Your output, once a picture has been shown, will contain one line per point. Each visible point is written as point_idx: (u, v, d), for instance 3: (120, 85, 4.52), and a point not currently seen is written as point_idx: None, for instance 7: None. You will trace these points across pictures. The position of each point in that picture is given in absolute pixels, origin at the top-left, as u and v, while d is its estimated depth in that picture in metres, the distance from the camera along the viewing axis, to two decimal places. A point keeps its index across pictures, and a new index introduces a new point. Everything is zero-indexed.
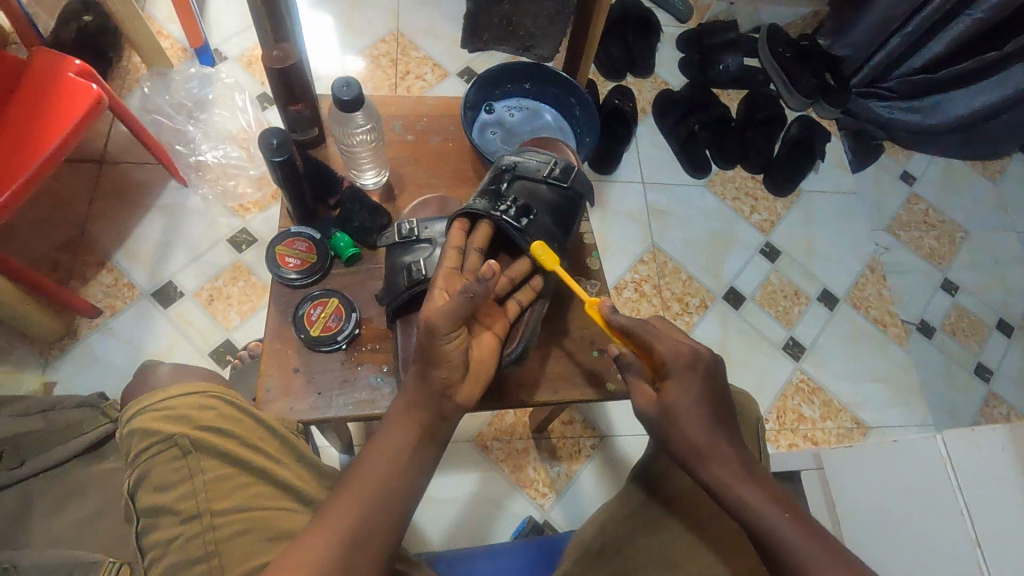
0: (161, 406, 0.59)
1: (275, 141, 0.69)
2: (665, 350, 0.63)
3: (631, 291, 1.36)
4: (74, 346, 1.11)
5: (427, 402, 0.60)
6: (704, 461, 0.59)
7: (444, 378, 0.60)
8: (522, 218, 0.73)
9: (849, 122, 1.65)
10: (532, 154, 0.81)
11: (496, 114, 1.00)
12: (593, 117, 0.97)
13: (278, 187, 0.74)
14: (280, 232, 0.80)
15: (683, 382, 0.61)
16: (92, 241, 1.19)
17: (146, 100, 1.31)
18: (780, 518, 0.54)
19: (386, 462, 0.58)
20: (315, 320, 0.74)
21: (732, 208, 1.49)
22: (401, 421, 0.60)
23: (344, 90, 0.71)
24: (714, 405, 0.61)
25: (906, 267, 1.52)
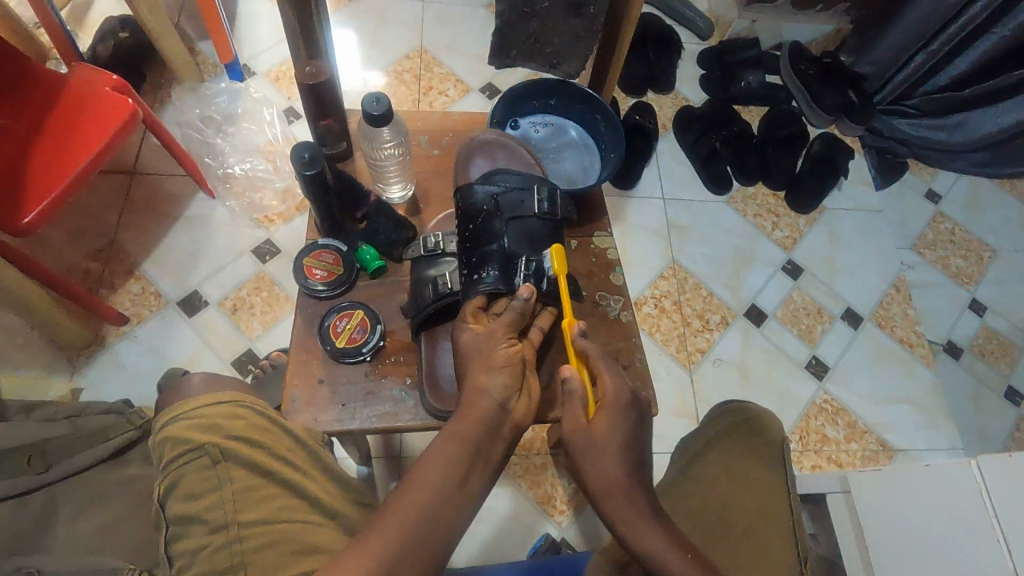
0: (193, 414, 0.60)
1: (307, 155, 0.71)
2: (609, 387, 0.67)
3: (650, 307, 1.35)
4: (102, 353, 1.13)
5: (486, 419, 0.61)
6: (615, 500, 0.62)
7: (505, 386, 0.63)
8: (540, 283, 0.72)
9: (875, 140, 1.65)
10: (515, 185, 0.77)
11: (520, 130, 1.01)
12: (617, 133, 0.97)
13: (307, 200, 0.76)
14: (308, 244, 0.81)
15: (616, 421, 0.65)
16: (122, 250, 1.22)
17: (178, 114, 1.34)
18: None
19: (435, 483, 0.57)
20: (341, 332, 0.74)
21: (754, 225, 1.48)
22: (454, 439, 0.60)
23: (375, 106, 0.72)
24: (638, 452, 0.65)
25: (932, 286, 1.50)
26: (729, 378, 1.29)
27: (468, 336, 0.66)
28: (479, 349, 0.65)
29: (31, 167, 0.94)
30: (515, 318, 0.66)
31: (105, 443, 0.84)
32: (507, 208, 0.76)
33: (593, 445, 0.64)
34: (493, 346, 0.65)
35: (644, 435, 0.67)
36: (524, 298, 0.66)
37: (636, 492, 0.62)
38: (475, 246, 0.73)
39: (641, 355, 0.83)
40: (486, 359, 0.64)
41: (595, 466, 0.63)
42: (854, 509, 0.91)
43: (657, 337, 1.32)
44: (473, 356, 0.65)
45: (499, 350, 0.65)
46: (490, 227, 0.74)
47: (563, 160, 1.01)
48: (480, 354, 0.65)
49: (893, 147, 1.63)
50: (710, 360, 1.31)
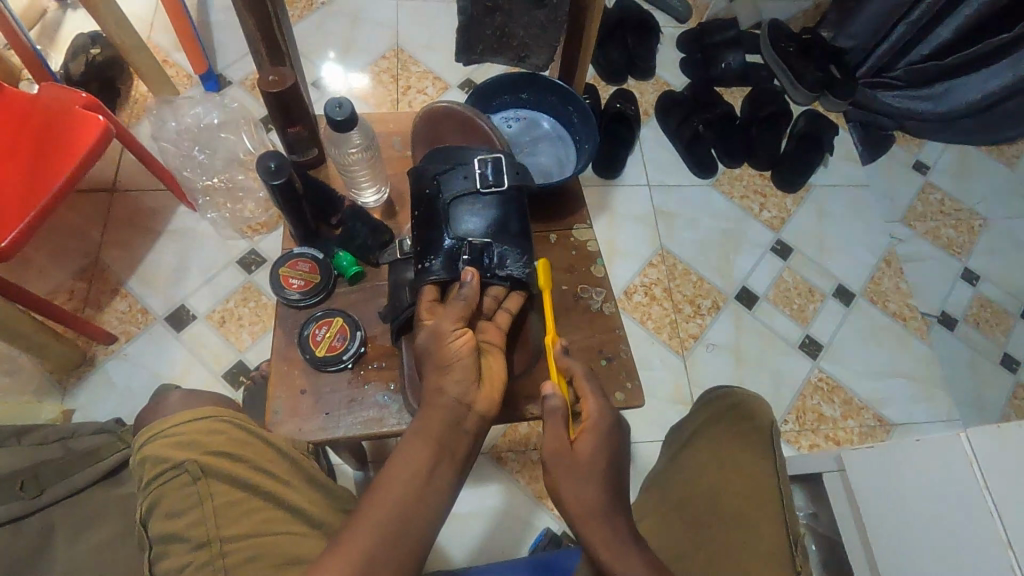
0: (171, 432, 0.60)
1: (273, 164, 0.70)
2: (592, 408, 0.66)
3: (641, 295, 1.34)
4: (92, 373, 1.13)
5: (447, 415, 0.60)
6: (591, 522, 0.61)
7: (460, 381, 0.61)
8: (490, 261, 0.71)
9: (859, 114, 1.61)
10: (456, 162, 0.76)
11: (493, 125, 1.00)
12: (590, 123, 0.96)
13: (278, 209, 0.75)
14: (283, 253, 0.80)
15: (598, 443, 0.64)
16: (106, 268, 1.22)
17: (154, 128, 1.33)
18: None
19: (403, 484, 0.57)
20: (321, 340, 0.74)
21: (741, 207, 1.48)
22: (417, 439, 0.60)
23: (336, 111, 0.71)
24: (617, 475, 0.65)
25: (923, 259, 1.49)
26: (722, 362, 1.29)
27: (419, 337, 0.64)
28: (428, 347, 0.63)
29: (5, 191, 0.93)
30: (459, 308, 0.65)
31: (96, 465, 0.83)
32: (450, 190, 0.74)
33: (573, 465, 0.63)
34: (445, 339, 0.62)
35: (620, 458, 0.66)
36: (469, 282, 0.67)
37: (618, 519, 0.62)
38: (424, 231, 0.73)
39: (626, 345, 0.82)
40: (438, 356, 0.62)
41: (574, 486, 0.62)
42: (850, 486, 0.91)
43: (648, 325, 1.31)
44: (426, 356, 0.63)
45: (450, 346, 0.62)
46: (435, 212, 0.73)
47: (539, 154, 0.99)
48: (433, 354, 0.62)
49: (877, 120, 1.60)
50: (703, 344, 1.31)
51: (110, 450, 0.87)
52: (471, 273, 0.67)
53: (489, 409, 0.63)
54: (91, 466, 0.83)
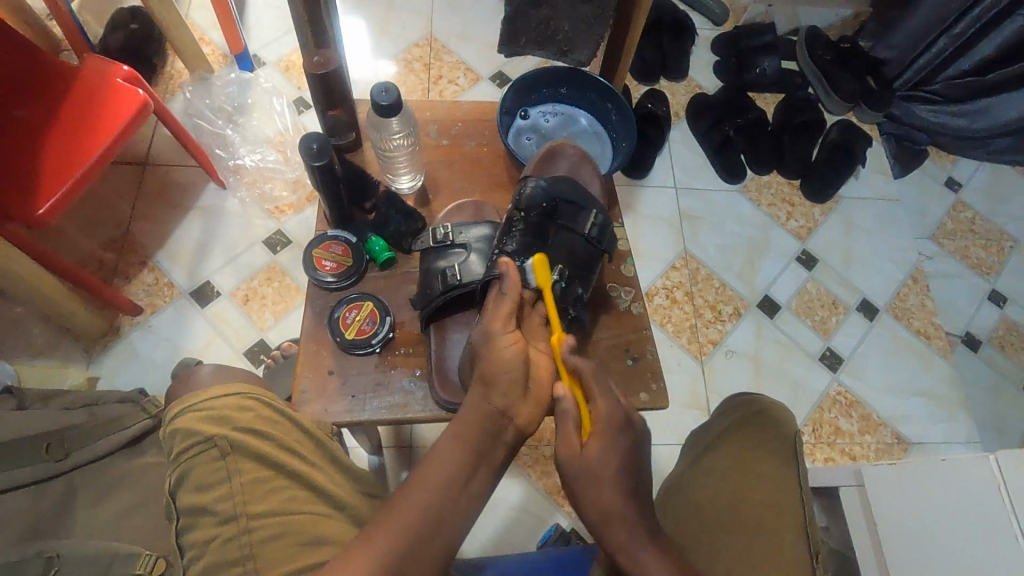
0: (202, 406, 0.61)
1: (316, 146, 0.70)
2: (603, 408, 0.65)
3: (662, 298, 1.34)
4: (117, 343, 1.15)
5: (487, 425, 0.63)
6: (613, 526, 0.61)
7: (505, 393, 0.64)
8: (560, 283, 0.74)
9: (892, 127, 1.60)
10: (576, 197, 0.79)
11: (530, 119, 0.98)
12: (628, 122, 0.96)
13: (316, 191, 0.76)
14: (317, 235, 0.80)
15: (608, 448, 0.63)
16: (136, 240, 1.23)
17: (187, 104, 1.34)
18: None
19: (435, 484, 0.59)
20: (350, 323, 0.74)
21: (768, 214, 1.46)
22: (455, 441, 0.62)
23: (382, 95, 0.71)
24: (636, 473, 0.64)
25: (951, 278, 1.47)
26: (741, 370, 1.28)
27: (479, 325, 0.67)
28: (481, 343, 0.66)
29: (43, 159, 0.95)
30: (506, 303, 0.66)
31: (120, 432, 0.85)
32: (562, 217, 0.78)
33: (587, 471, 0.63)
34: (498, 345, 0.65)
35: (640, 457, 0.65)
36: (508, 274, 0.67)
37: (637, 518, 0.61)
38: (520, 229, 0.75)
39: (652, 347, 0.82)
40: (489, 360, 0.64)
41: (590, 493, 0.63)
42: (866, 502, 0.91)
43: (668, 328, 1.31)
44: (481, 356, 0.65)
45: (502, 351, 0.64)
46: (544, 226, 0.76)
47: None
48: (485, 355, 0.65)
49: (911, 134, 1.59)
50: (722, 350, 1.30)
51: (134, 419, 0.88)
52: (508, 265, 0.67)
53: (530, 421, 0.65)
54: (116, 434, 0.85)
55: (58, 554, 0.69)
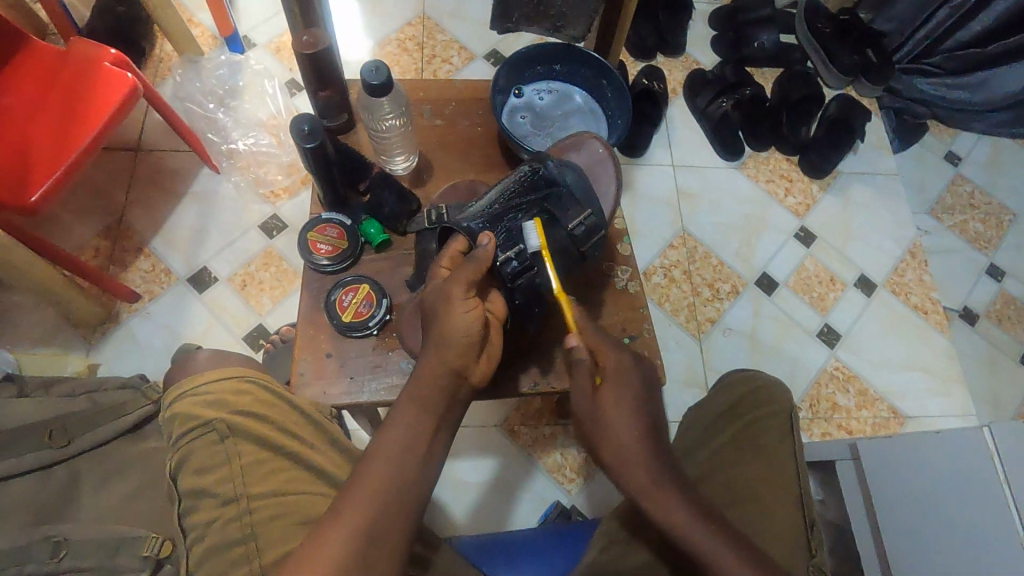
0: (200, 390, 0.61)
1: (307, 128, 0.69)
2: (610, 356, 0.68)
3: (660, 277, 1.33)
4: (116, 330, 1.15)
5: (444, 385, 0.61)
6: (628, 467, 0.62)
7: (459, 356, 0.62)
8: (513, 264, 0.69)
9: (892, 100, 1.58)
10: (579, 193, 0.75)
11: (524, 97, 0.96)
12: (623, 97, 0.94)
13: (308, 172, 0.74)
14: (311, 218, 0.80)
15: (622, 389, 0.66)
16: (131, 227, 1.23)
17: (177, 88, 1.32)
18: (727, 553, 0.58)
19: (395, 449, 0.58)
20: (347, 306, 0.74)
21: (767, 191, 1.45)
22: (410, 403, 0.60)
23: (373, 74, 0.70)
24: (651, 412, 0.65)
25: (948, 252, 1.47)
26: (738, 347, 1.29)
27: (432, 287, 0.65)
28: (438, 306, 0.63)
29: (34, 146, 0.94)
30: (470, 270, 0.65)
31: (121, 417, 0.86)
32: (556, 208, 0.73)
33: (600, 414, 0.65)
34: (448, 311, 0.63)
35: (655, 397, 0.67)
36: (485, 245, 0.66)
37: (653, 456, 0.62)
38: (506, 203, 0.74)
39: (648, 326, 0.84)
40: (443, 325, 0.63)
41: (604, 431, 0.64)
42: (863, 475, 0.92)
43: (666, 306, 1.31)
44: (432, 320, 0.63)
45: (455, 313, 0.62)
46: (533, 208, 0.73)
47: (570, 130, 0.96)
48: (442, 319, 0.63)
49: (912, 107, 1.57)
50: (720, 328, 1.30)
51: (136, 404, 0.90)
52: (489, 238, 0.68)
53: (483, 379, 0.65)
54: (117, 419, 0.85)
55: (65, 539, 0.71)
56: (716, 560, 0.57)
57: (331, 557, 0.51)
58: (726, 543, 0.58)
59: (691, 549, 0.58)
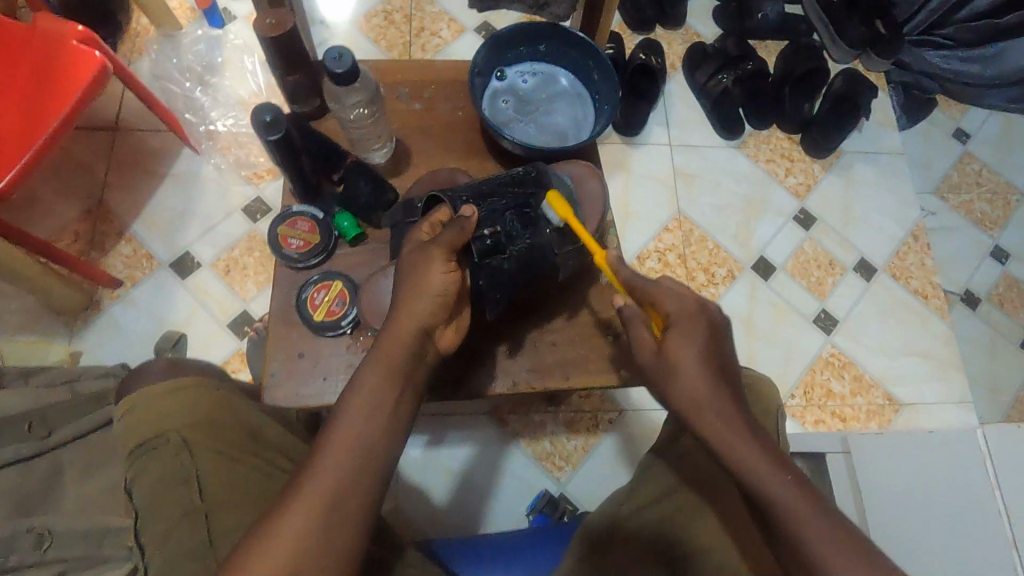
0: (148, 402, 0.67)
1: (267, 118, 0.66)
2: (671, 302, 0.60)
3: (654, 261, 1.30)
4: (98, 316, 1.13)
5: (410, 346, 0.60)
6: (703, 415, 0.56)
7: (430, 316, 0.61)
8: (485, 243, 0.69)
9: (899, 75, 1.52)
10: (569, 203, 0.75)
11: (507, 80, 0.92)
12: (611, 83, 0.89)
13: (272, 160, 0.71)
14: (282, 211, 0.77)
15: (689, 339, 0.58)
16: (110, 210, 1.20)
17: (154, 64, 1.27)
18: (819, 525, 0.50)
19: (362, 415, 0.56)
20: (319, 305, 0.72)
21: (766, 171, 1.41)
22: (377, 363, 0.59)
23: (336, 61, 0.66)
24: (722, 359, 0.59)
25: (951, 234, 1.44)
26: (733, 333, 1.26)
27: (413, 247, 0.65)
28: (415, 266, 0.62)
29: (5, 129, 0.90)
30: (455, 234, 0.64)
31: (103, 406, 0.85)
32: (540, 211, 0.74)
33: (668, 365, 0.58)
34: (428, 268, 0.62)
35: (724, 345, 0.60)
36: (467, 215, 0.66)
37: (729, 404, 0.56)
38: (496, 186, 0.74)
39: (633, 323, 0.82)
40: (419, 284, 0.62)
41: (673, 382, 0.58)
42: (852, 468, 0.90)
43: None
44: (408, 280, 0.62)
45: (433, 276, 0.62)
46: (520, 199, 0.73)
47: (556, 114, 0.92)
48: (417, 278, 0.62)
49: (921, 81, 1.51)
50: None
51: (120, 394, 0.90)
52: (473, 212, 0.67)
53: (450, 346, 0.64)
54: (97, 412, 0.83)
55: (49, 530, 0.69)
56: (802, 528, 0.51)
57: (286, 539, 0.49)
58: (818, 516, 0.51)
59: (777, 515, 0.52)
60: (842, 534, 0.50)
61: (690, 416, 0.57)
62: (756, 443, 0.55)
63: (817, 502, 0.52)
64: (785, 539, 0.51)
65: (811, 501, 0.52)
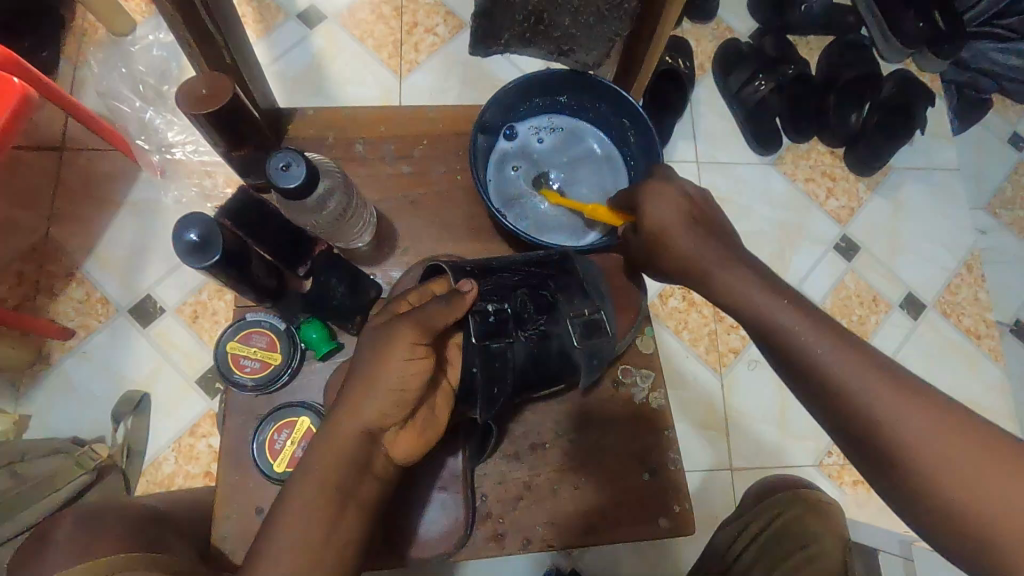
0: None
1: (198, 239, 0.51)
2: (647, 180, 0.63)
3: (678, 300, 1.15)
4: (48, 373, 0.99)
5: (351, 453, 0.48)
6: (709, 278, 0.58)
7: (379, 414, 0.48)
8: (485, 319, 0.53)
9: (955, 74, 1.34)
10: (593, 282, 0.61)
11: (518, 139, 0.78)
12: (648, 147, 0.74)
13: (226, 281, 0.56)
14: (234, 320, 0.64)
15: (662, 200, 0.61)
16: (58, 245, 1.04)
17: (103, 69, 1.09)
18: (862, 373, 0.48)
19: (295, 533, 0.45)
20: (280, 451, 0.60)
21: (805, 192, 1.25)
22: (314, 476, 0.47)
23: (285, 171, 0.50)
24: (702, 212, 0.61)
25: (1010, 261, 1.28)
26: (766, 382, 1.13)
27: (380, 321, 0.51)
28: (374, 347, 0.48)
29: None
30: (435, 312, 0.50)
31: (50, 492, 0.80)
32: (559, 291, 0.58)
33: (660, 224, 0.60)
34: (387, 354, 0.48)
35: (697, 196, 0.63)
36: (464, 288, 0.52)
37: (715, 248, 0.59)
38: (509, 260, 0.60)
39: (675, 454, 0.67)
40: (373, 372, 0.48)
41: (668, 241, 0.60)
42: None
43: (684, 336, 1.13)
44: (364, 361, 0.49)
45: (390, 361, 0.47)
46: (535, 273, 0.59)
47: (578, 181, 0.78)
48: (371, 361, 0.48)
49: (976, 81, 1.33)
50: (745, 360, 1.13)
51: (66, 478, 0.83)
52: (471, 285, 0.52)
53: (407, 455, 0.50)
54: (51, 494, 0.78)
55: None
56: (823, 367, 0.49)
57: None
58: (845, 355, 0.49)
59: (803, 361, 0.51)
60: (866, 362, 0.49)
61: (794, 356, 0.51)
62: (858, 358, 0.49)
63: (846, 340, 0.50)
64: (906, 474, 0.46)
65: (943, 427, 0.45)
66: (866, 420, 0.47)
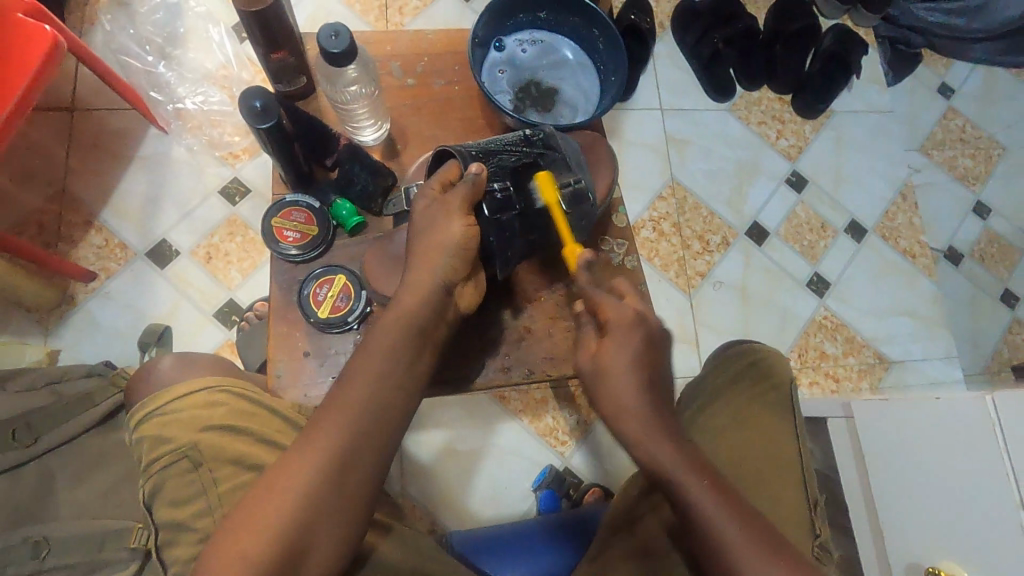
0: (170, 410, 0.63)
1: (259, 105, 0.66)
2: (611, 308, 0.65)
3: (649, 231, 1.29)
4: (73, 313, 1.07)
5: (429, 304, 0.62)
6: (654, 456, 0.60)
7: (448, 271, 0.63)
8: (496, 193, 0.67)
9: (888, 29, 1.48)
10: (573, 157, 0.72)
11: (506, 50, 0.88)
12: (617, 51, 0.86)
13: (269, 154, 0.71)
14: (275, 203, 0.77)
15: (623, 345, 0.63)
16: (76, 197, 1.12)
17: (110, 36, 1.17)
18: (729, 525, 0.57)
19: (372, 375, 0.59)
20: (323, 301, 0.73)
21: (758, 134, 1.38)
22: (396, 323, 0.62)
23: (333, 40, 0.65)
24: (654, 374, 0.64)
25: (938, 191, 1.44)
26: (729, 301, 1.26)
27: (425, 202, 0.65)
28: (431, 222, 0.64)
29: None
30: (468, 192, 0.64)
31: (86, 410, 0.84)
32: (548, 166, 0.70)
33: (603, 379, 0.63)
34: (445, 224, 0.64)
35: (659, 358, 0.65)
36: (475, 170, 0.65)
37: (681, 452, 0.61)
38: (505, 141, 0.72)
39: None
40: (435, 238, 0.64)
41: (606, 389, 0.63)
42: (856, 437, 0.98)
43: (656, 262, 1.27)
44: (423, 234, 0.64)
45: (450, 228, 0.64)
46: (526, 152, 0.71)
47: (561, 83, 0.89)
48: (431, 234, 0.64)
49: (906, 36, 1.48)
50: (710, 282, 1.27)
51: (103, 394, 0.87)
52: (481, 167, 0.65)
53: (467, 305, 0.67)
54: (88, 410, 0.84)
55: (44, 538, 0.71)
56: (712, 523, 0.57)
57: (301, 484, 0.54)
58: (734, 520, 0.57)
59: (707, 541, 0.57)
60: (758, 537, 0.56)
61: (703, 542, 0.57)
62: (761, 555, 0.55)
63: (743, 515, 0.57)
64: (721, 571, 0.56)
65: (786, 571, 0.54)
66: (719, 548, 0.56)
